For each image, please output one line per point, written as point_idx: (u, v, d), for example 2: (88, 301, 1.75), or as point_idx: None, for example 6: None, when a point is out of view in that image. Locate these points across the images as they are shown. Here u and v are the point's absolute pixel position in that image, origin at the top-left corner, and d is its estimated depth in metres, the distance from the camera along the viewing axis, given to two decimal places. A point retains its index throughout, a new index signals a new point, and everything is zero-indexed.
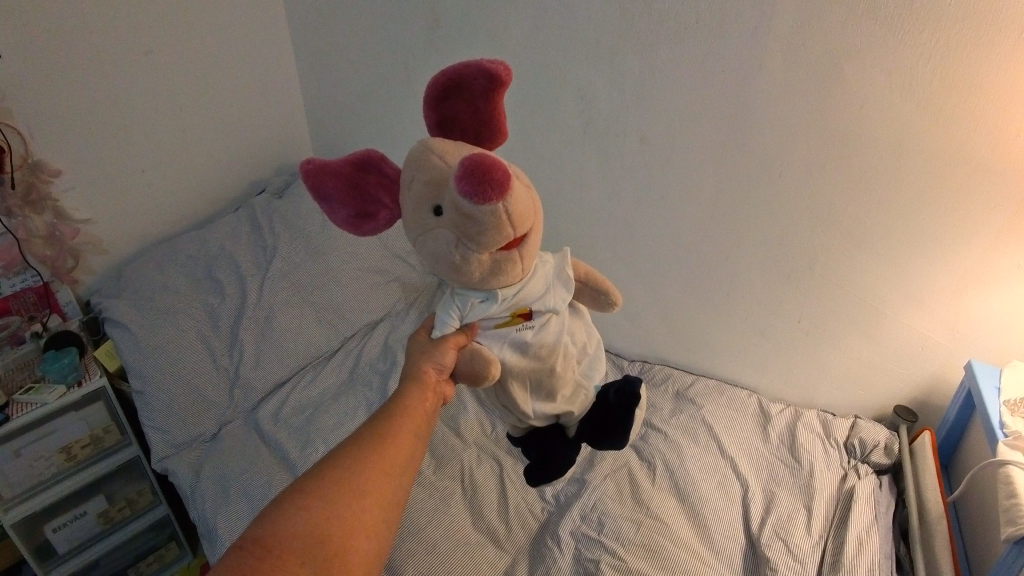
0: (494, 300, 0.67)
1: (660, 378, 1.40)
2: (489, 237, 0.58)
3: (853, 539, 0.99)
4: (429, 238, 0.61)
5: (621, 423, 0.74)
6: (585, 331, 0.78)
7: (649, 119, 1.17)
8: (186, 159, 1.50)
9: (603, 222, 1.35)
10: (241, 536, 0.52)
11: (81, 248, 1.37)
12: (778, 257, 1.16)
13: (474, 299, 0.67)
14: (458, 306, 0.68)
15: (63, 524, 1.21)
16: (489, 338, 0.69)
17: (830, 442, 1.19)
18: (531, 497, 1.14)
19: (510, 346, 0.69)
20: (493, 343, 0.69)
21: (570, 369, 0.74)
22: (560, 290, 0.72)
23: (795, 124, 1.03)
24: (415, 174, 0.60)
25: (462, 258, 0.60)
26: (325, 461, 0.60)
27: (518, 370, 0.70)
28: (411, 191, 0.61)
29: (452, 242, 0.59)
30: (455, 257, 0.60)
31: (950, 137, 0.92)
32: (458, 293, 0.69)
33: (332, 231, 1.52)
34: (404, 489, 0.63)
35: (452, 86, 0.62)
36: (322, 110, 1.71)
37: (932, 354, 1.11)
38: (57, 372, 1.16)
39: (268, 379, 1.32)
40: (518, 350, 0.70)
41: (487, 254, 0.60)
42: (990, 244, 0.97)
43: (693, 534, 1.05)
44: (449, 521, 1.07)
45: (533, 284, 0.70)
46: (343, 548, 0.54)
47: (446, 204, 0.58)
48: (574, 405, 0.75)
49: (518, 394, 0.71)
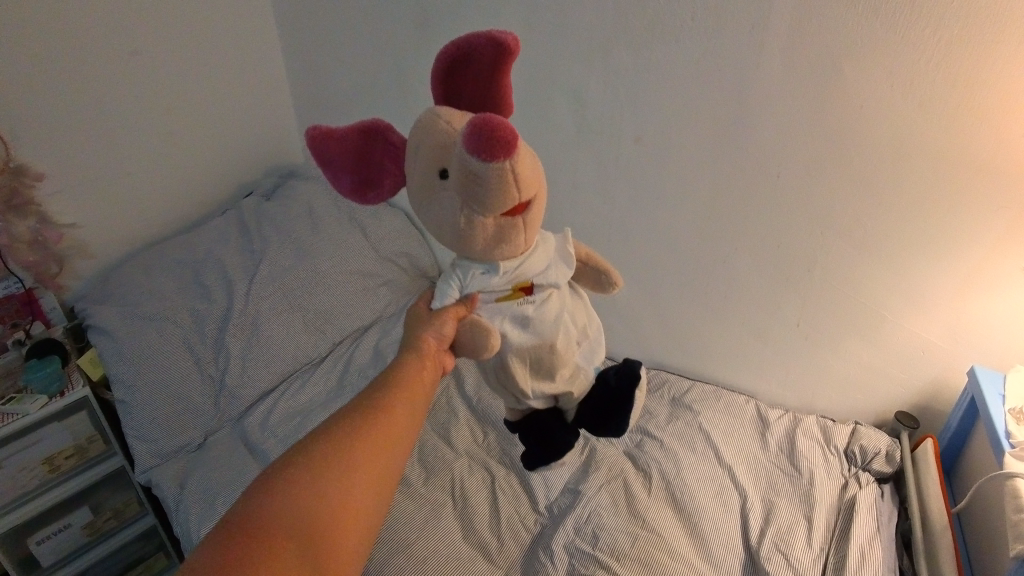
0: (496, 271, 0.63)
1: (656, 383, 1.37)
2: (494, 202, 0.54)
3: (855, 554, 0.97)
4: (432, 204, 0.57)
5: (624, 408, 0.70)
6: (585, 314, 0.74)
7: (645, 117, 1.13)
8: (173, 161, 1.47)
9: (597, 224, 1.32)
10: (224, 521, 0.46)
11: (66, 253, 1.34)
12: (776, 259, 1.13)
13: (475, 270, 0.63)
14: (458, 276, 0.64)
15: (48, 537, 1.18)
16: (490, 311, 0.65)
17: (830, 450, 1.16)
18: (524, 509, 1.12)
19: (510, 321, 0.65)
20: (494, 317, 0.65)
21: (570, 349, 0.70)
22: (562, 267, 0.69)
23: (794, 122, 0.99)
24: (421, 141, 0.57)
25: (466, 223, 0.56)
26: (317, 435, 0.53)
27: (520, 346, 0.65)
28: (416, 158, 0.57)
29: (455, 208, 0.55)
30: (460, 220, 0.56)
31: (954, 138, 0.89)
32: (459, 263, 0.65)
33: (322, 233, 1.49)
34: (398, 469, 0.56)
35: (460, 59, 0.58)
36: (311, 108, 1.67)
37: (935, 360, 1.08)
38: (41, 381, 1.14)
39: (254, 387, 1.30)
40: (519, 327, 0.66)
41: (492, 219, 0.56)
42: (992, 248, 0.94)
43: (690, 547, 1.03)
44: (441, 534, 1.04)
45: (536, 258, 0.66)
46: (340, 534, 0.48)
47: (452, 166, 0.54)
48: (572, 388, 0.71)
49: (519, 373, 0.66)
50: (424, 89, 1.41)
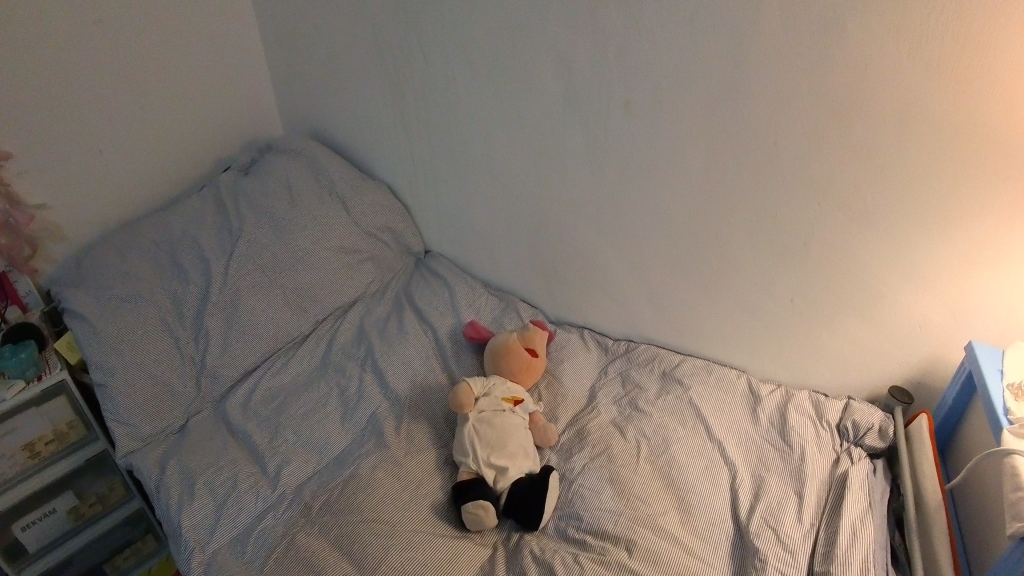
0: (513, 432, 1.17)
1: (646, 358, 1.34)
2: (525, 446, 1.17)
3: (847, 530, 0.95)
4: (497, 423, 1.18)
5: (521, 503, 1.06)
6: (525, 456, 1.15)
7: (631, 78, 1.08)
8: (148, 138, 1.43)
9: (583, 196, 1.28)
10: None
11: (38, 235, 1.31)
12: (768, 230, 1.09)
13: (510, 415, 1.20)
14: (496, 412, 1.20)
15: (33, 522, 1.19)
16: (490, 399, 1.21)
17: (821, 424, 1.13)
18: (514, 468, 1.13)
19: (497, 433, 1.16)
20: (469, 443, 1.15)
21: (525, 439, 1.17)
22: (521, 441, 1.17)
23: (789, 84, 0.94)
24: (502, 391, 1.24)
25: (508, 436, 1.16)
26: None
27: (482, 419, 1.18)
28: (498, 404, 1.21)
29: (508, 435, 1.16)
30: (506, 432, 1.17)
31: (953, 101, 0.84)
32: (475, 448, 1.14)
33: (302, 211, 1.46)
34: None
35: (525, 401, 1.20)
36: (288, 77, 1.61)
37: (931, 335, 1.03)
38: (15, 368, 1.11)
39: (236, 367, 1.31)
40: (484, 432, 1.16)
41: (517, 415, 1.22)
42: (992, 224, 0.90)
43: (678, 522, 1.04)
44: (412, 508, 1.10)
45: (531, 449, 1.17)
46: None
47: (512, 435, 1.17)
48: (521, 441, 1.17)
49: (496, 403, 1.21)
50: (403, 56, 1.35)
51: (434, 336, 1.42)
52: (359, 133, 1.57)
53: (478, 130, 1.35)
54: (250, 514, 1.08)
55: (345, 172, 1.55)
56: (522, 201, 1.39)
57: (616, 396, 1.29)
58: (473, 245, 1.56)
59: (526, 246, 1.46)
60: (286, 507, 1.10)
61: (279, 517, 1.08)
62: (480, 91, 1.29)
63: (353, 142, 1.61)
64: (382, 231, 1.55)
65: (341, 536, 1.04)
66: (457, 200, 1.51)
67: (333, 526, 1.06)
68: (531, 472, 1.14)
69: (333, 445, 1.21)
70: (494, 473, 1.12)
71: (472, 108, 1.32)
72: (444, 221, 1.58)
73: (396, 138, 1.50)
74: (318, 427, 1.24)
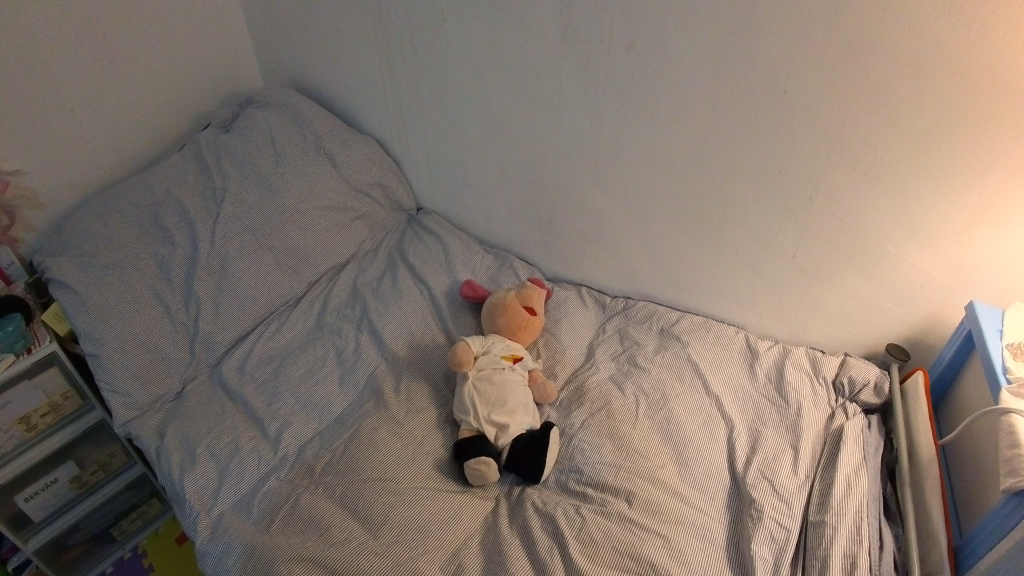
0: (513, 389, 1.18)
1: (644, 316, 1.35)
2: (525, 403, 1.18)
3: (841, 481, 0.98)
4: (496, 380, 1.18)
5: (521, 461, 1.08)
6: (526, 413, 1.17)
7: (638, 21, 1.02)
8: (122, 94, 1.36)
9: (582, 148, 1.24)
10: None
11: (14, 203, 1.25)
12: (772, 185, 1.07)
13: (510, 372, 1.21)
14: (495, 369, 1.20)
15: (35, 493, 1.19)
16: (488, 358, 1.21)
17: (818, 380, 1.15)
18: (515, 425, 1.14)
19: (495, 391, 1.17)
20: (468, 401, 1.15)
21: (524, 397, 1.18)
22: (522, 400, 1.17)
23: (805, 34, 0.89)
24: (500, 350, 1.24)
25: (508, 394, 1.17)
26: None
27: (480, 378, 1.19)
28: (496, 363, 1.21)
29: (508, 391, 1.17)
30: (503, 389, 1.17)
31: (974, 56, 0.80)
32: (473, 407, 1.15)
33: (289, 167, 1.43)
34: None
35: None
36: (265, 24, 1.53)
37: (931, 293, 1.04)
38: (3, 342, 1.09)
39: (229, 332, 1.30)
40: (484, 390, 1.17)
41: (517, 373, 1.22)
42: (1000, 182, 0.89)
43: (676, 475, 1.06)
44: (414, 465, 1.11)
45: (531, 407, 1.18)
46: None
47: (512, 392, 1.17)
48: (522, 400, 1.18)
49: (495, 361, 1.21)
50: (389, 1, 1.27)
51: (430, 295, 1.41)
52: (345, 86, 1.51)
53: (472, 80, 1.30)
54: (254, 477, 1.08)
55: (331, 126, 1.50)
56: (518, 153, 1.35)
57: (614, 353, 1.30)
58: (468, 201, 1.54)
59: (521, 203, 1.43)
60: (289, 468, 1.10)
61: (281, 478, 1.08)
62: (473, 38, 1.23)
63: (339, 95, 1.55)
64: (372, 188, 1.53)
65: (345, 495, 1.05)
66: (451, 153, 1.47)
67: (338, 486, 1.06)
68: (530, 427, 1.16)
69: (333, 406, 1.21)
70: (494, 430, 1.13)
71: (464, 55, 1.26)
72: (437, 177, 1.55)
73: (384, 89, 1.45)
74: (317, 389, 1.23)
